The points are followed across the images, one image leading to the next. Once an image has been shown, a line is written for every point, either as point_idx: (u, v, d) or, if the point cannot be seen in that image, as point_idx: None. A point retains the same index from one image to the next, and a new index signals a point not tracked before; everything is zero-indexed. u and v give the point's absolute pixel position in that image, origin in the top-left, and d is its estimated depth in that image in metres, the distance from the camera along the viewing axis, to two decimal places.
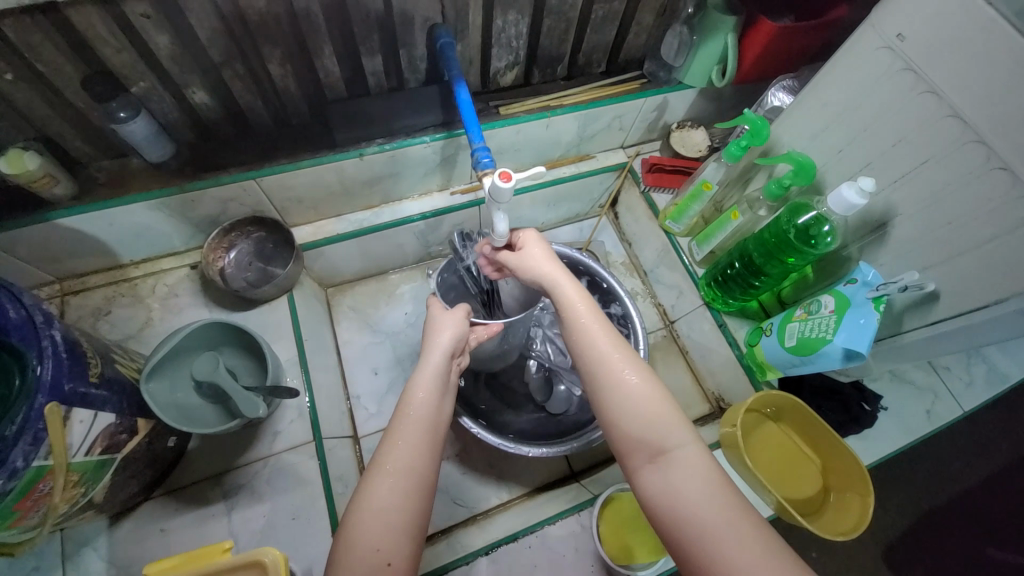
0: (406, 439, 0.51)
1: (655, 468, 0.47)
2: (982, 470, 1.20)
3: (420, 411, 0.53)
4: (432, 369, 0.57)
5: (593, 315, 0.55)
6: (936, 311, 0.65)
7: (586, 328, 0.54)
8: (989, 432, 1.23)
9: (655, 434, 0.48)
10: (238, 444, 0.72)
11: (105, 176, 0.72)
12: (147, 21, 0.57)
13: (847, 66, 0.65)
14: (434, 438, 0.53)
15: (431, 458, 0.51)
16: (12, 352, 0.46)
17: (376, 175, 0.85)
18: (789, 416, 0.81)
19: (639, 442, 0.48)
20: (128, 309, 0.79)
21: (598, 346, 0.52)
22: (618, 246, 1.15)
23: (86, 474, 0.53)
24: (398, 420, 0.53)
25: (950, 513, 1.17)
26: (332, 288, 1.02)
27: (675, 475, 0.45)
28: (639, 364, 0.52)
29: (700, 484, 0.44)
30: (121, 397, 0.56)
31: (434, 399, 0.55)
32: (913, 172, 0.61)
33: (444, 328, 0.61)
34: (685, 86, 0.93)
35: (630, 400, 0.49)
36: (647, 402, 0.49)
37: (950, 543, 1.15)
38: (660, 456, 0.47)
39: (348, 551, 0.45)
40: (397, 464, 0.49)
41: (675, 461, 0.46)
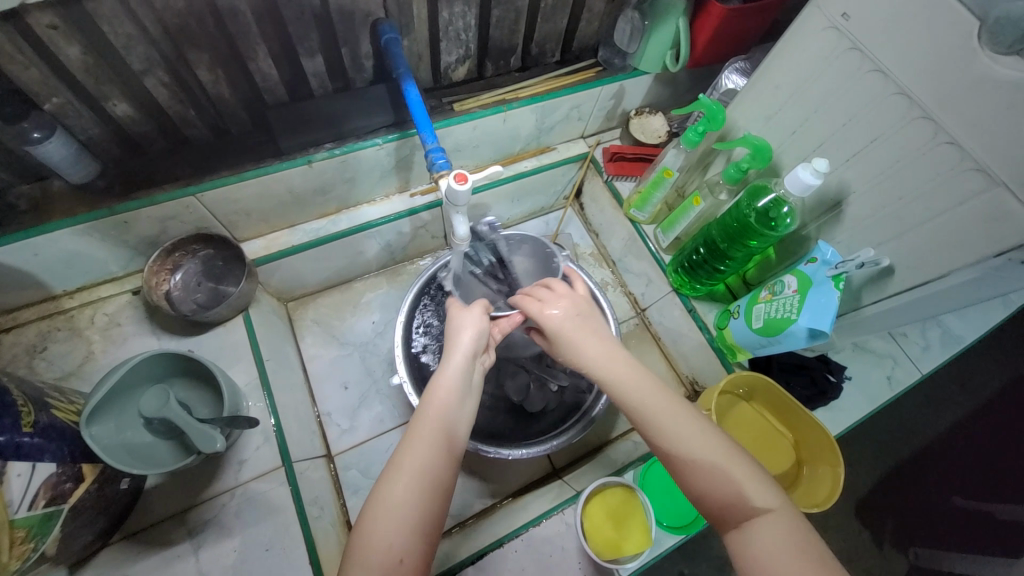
0: (426, 439, 0.49)
1: (738, 536, 0.47)
2: (938, 425, 1.27)
3: (443, 412, 0.52)
4: (456, 370, 0.55)
5: (657, 391, 0.53)
6: (892, 284, 0.67)
7: (650, 405, 0.52)
8: (942, 389, 1.30)
9: (735, 500, 0.47)
10: (202, 477, 0.68)
11: (24, 203, 0.65)
12: (54, 32, 0.52)
13: (796, 48, 0.65)
14: (457, 439, 0.51)
15: (452, 458, 0.50)
16: None
17: (328, 182, 0.81)
18: (761, 395, 0.83)
19: (720, 512, 0.48)
20: (65, 344, 0.72)
21: (666, 427, 0.51)
22: (586, 237, 1.14)
23: (33, 529, 0.49)
24: (418, 418, 0.51)
25: (914, 469, 1.23)
26: (292, 302, 0.97)
27: (759, 539, 0.45)
28: (716, 434, 0.50)
29: (788, 558, 0.44)
30: (62, 444, 0.53)
31: (456, 400, 0.52)
32: (865, 150, 0.62)
33: (463, 325, 0.59)
34: (641, 73, 0.92)
35: (710, 474, 0.48)
36: (725, 471, 0.48)
37: (916, 497, 1.21)
38: (743, 525, 0.47)
39: (360, 557, 0.44)
40: (415, 463, 0.48)
41: (758, 530, 0.46)
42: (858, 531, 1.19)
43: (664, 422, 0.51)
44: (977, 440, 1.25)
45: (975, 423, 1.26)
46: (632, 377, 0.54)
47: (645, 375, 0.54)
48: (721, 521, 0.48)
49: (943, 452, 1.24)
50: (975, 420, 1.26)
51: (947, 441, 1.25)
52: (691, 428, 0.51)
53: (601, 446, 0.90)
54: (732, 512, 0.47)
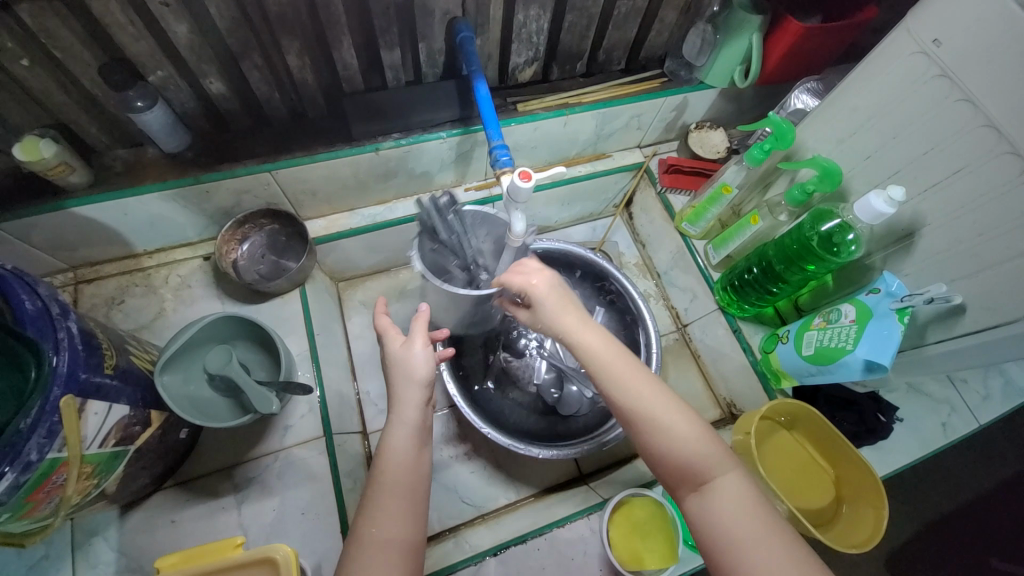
0: (385, 513, 0.52)
1: (699, 497, 0.49)
2: (990, 481, 1.19)
3: (397, 473, 0.55)
4: (405, 425, 0.57)
5: (622, 356, 0.55)
6: (962, 324, 0.64)
7: (615, 367, 0.54)
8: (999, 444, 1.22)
9: (695, 466, 0.50)
10: (249, 437, 0.72)
11: (120, 165, 0.71)
12: (166, 9, 0.56)
13: (876, 71, 0.63)
14: (415, 499, 0.54)
15: (413, 516, 0.53)
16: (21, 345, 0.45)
17: (391, 170, 0.84)
18: (803, 425, 0.80)
19: (681, 475, 0.51)
20: (141, 299, 0.78)
21: (630, 390, 0.53)
22: (632, 247, 1.14)
23: (99, 466, 0.53)
24: (376, 484, 0.54)
25: (958, 523, 1.16)
26: (343, 282, 1.01)
27: (719, 505, 0.48)
28: (676, 402, 0.53)
29: (743, 515, 0.47)
30: (136, 390, 0.56)
31: (411, 459, 0.56)
32: (943, 183, 0.60)
33: (412, 367, 0.59)
34: (706, 86, 0.91)
35: (670, 436, 0.51)
36: (683, 434, 0.51)
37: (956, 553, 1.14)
38: (703, 488, 0.49)
39: None
40: (381, 535, 0.51)
41: (718, 490, 0.49)
42: None
43: (629, 385, 0.53)
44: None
45: None
46: (600, 343, 0.55)
47: (610, 340, 0.56)
48: (681, 482, 0.51)
49: (990, 509, 1.16)
50: None
51: (998, 500, 1.17)
52: (651, 392, 0.53)
53: (630, 457, 0.90)
54: (693, 474, 0.50)
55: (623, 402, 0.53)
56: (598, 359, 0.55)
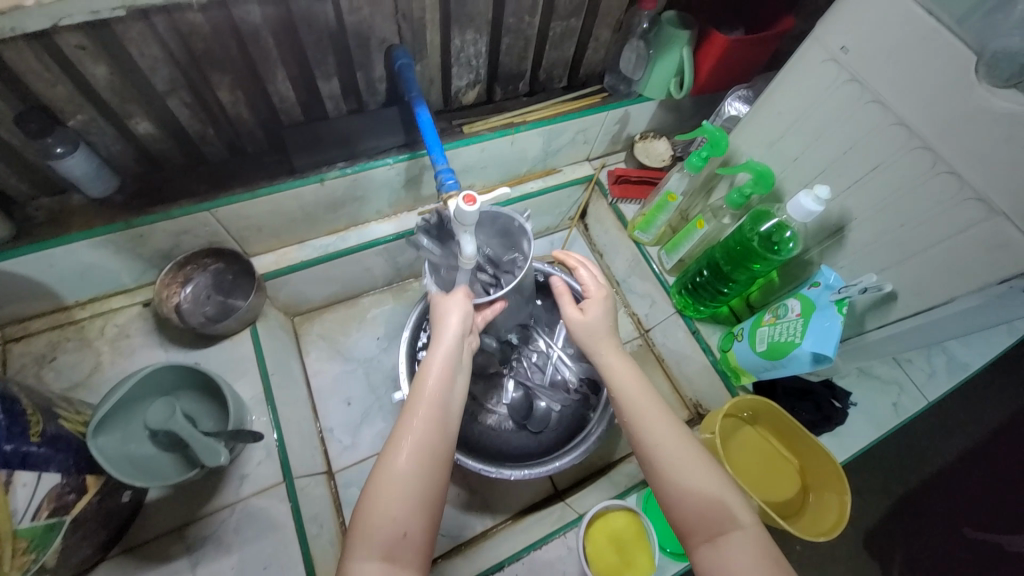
0: (424, 418, 0.53)
1: (712, 547, 0.49)
2: (944, 451, 1.26)
3: (435, 392, 0.55)
4: (445, 355, 0.57)
5: (648, 396, 0.59)
6: (895, 311, 0.67)
7: (640, 407, 0.58)
8: (947, 417, 1.30)
9: (715, 519, 0.50)
10: (202, 492, 0.68)
11: (43, 215, 0.67)
12: (82, 52, 0.54)
13: (796, 78, 0.67)
14: (448, 414, 0.54)
15: (444, 429, 0.53)
16: None
17: (340, 200, 0.83)
18: (765, 419, 0.82)
19: (697, 519, 0.51)
20: (75, 355, 0.73)
21: (658, 430, 0.56)
22: (590, 257, 1.15)
23: (35, 540, 0.48)
24: (412, 397, 0.55)
25: (921, 497, 1.21)
26: (298, 317, 0.98)
27: (730, 555, 0.48)
28: (698, 448, 0.55)
29: (756, 567, 0.47)
30: (69, 455, 0.52)
31: (450, 381, 0.56)
32: (865, 178, 0.63)
33: (451, 315, 0.60)
34: (645, 98, 0.95)
35: (684, 476, 0.53)
36: (703, 479, 0.52)
37: (923, 526, 1.19)
38: (714, 539, 0.50)
39: (365, 526, 0.47)
40: (415, 439, 0.51)
41: (733, 543, 0.49)
42: (863, 560, 1.17)
43: (654, 425, 0.56)
44: (988, 469, 1.23)
45: (980, 451, 1.25)
46: (629, 385, 0.60)
47: (642, 382, 0.61)
48: (692, 530, 0.51)
49: (948, 479, 1.23)
50: (978, 449, 1.25)
51: (954, 470, 1.24)
52: (680, 435, 0.55)
53: (604, 468, 0.90)
54: (711, 517, 0.51)
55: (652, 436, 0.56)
56: (626, 398, 0.59)
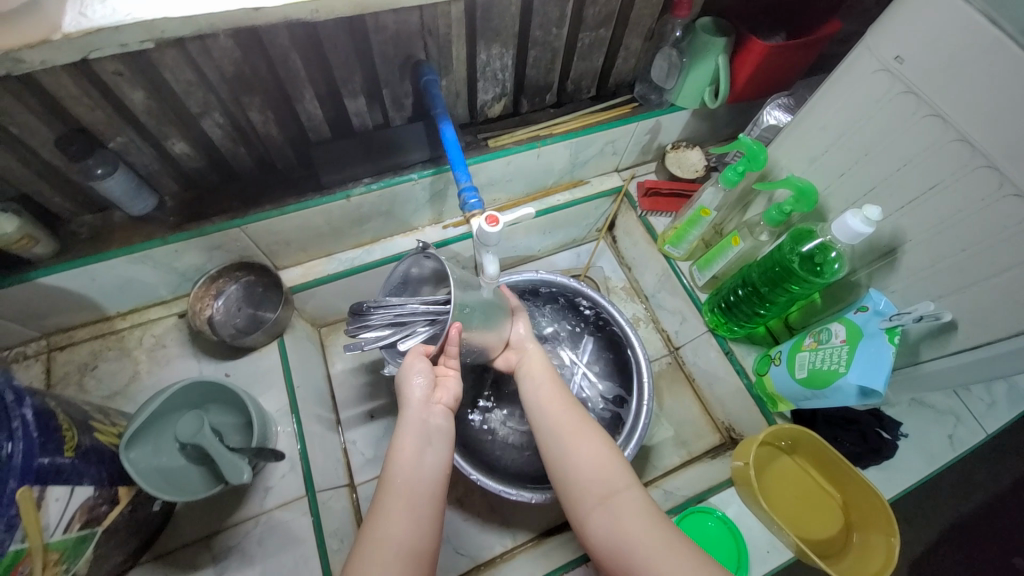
0: (394, 505, 0.52)
1: (605, 516, 0.54)
2: (1006, 483, 1.16)
3: (400, 474, 0.54)
4: (410, 426, 0.57)
5: (551, 388, 0.67)
6: (954, 341, 0.61)
7: (544, 401, 0.65)
8: (1010, 446, 1.19)
9: (605, 487, 0.56)
10: (227, 503, 0.69)
11: (87, 231, 0.70)
12: (120, 78, 0.56)
13: (843, 90, 0.62)
14: (416, 499, 0.53)
15: (415, 514, 0.51)
16: None
17: (365, 214, 0.83)
18: (804, 449, 0.77)
19: (590, 491, 0.57)
20: (115, 363, 0.76)
21: (557, 416, 0.63)
22: (618, 270, 1.12)
23: (67, 551, 0.50)
24: (384, 485, 0.54)
25: (981, 533, 1.12)
26: (325, 327, 0.99)
27: (622, 520, 0.53)
28: (590, 427, 0.62)
29: (644, 528, 0.52)
30: (101, 468, 0.54)
31: (417, 455, 0.55)
32: (921, 198, 0.58)
33: (411, 384, 0.59)
34: (678, 108, 0.91)
35: (576, 453, 0.59)
36: (592, 451, 0.59)
37: (983, 565, 1.10)
38: (604, 501, 0.55)
39: None
40: (387, 533, 0.50)
41: (622, 507, 0.54)
42: None
43: (552, 416, 0.64)
44: None
45: None
46: (540, 378, 0.69)
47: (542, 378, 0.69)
48: (588, 495, 0.56)
49: (1007, 516, 1.13)
50: None
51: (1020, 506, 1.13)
52: (570, 416, 0.63)
53: None
54: (600, 484, 0.56)
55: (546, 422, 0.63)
56: (533, 393, 0.67)
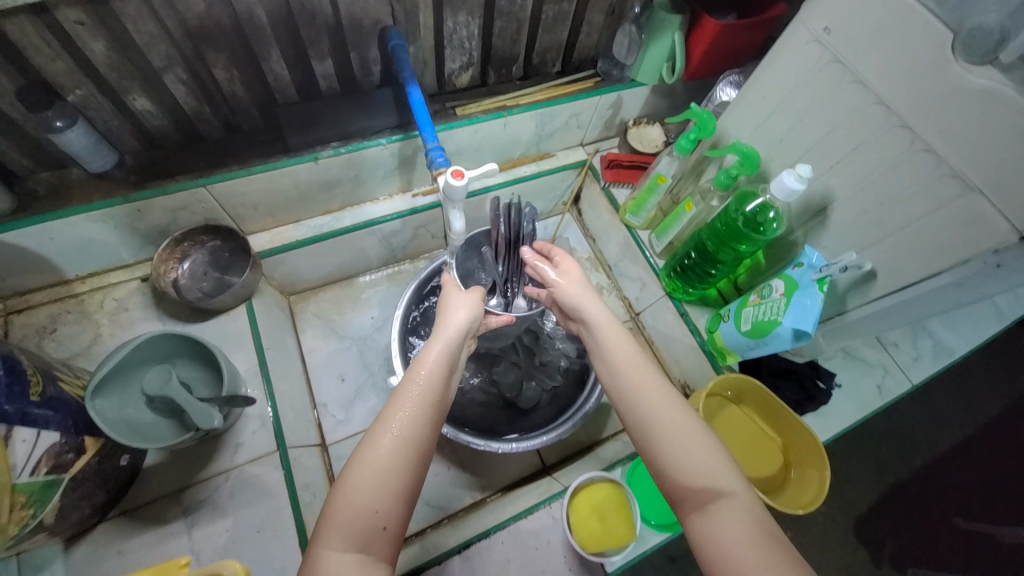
0: (417, 401, 0.49)
1: (704, 517, 0.46)
2: (936, 444, 1.27)
3: (426, 382, 0.51)
4: (445, 341, 0.55)
5: (649, 371, 0.56)
6: (875, 289, 0.68)
7: (639, 381, 0.55)
8: (938, 411, 1.31)
9: (711, 488, 0.47)
10: (197, 459, 0.69)
11: (44, 189, 0.68)
12: (81, 27, 0.55)
13: (781, 61, 0.68)
14: (440, 400, 0.51)
15: (435, 421, 0.49)
16: None
17: (334, 179, 0.84)
18: (749, 399, 0.84)
19: (694, 489, 0.48)
20: (75, 327, 0.75)
21: (655, 400, 0.53)
22: (583, 243, 1.17)
23: (33, 495, 0.50)
24: (402, 385, 0.51)
25: (912, 489, 1.23)
26: (294, 296, 1.00)
27: (728, 526, 0.45)
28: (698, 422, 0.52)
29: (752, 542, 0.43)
30: (67, 416, 0.54)
31: (444, 369, 0.53)
32: (848, 157, 0.64)
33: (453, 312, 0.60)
34: (638, 84, 0.96)
35: (678, 445, 0.50)
36: (709, 454, 0.49)
37: (914, 517, 1.21)
38: (711, 507, 0.46)
39: (340, 509, 0.44)
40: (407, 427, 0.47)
41: (728, 513, 0.46)
42: (855, 549, 1.18)
43: (648, 400, 0.53)
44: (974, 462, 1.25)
45: (969, 447, 1.27)
46: (626, 353, 0.57)
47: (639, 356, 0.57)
48: (689, 496, 0.48)
49: (935, 473, 1.24)
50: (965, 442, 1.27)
51: (946, 465, 1.25)
52: (679, 411, 0.52)
53: (593, 445, 0.92)
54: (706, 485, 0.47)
55: (638, 397, 0.53)
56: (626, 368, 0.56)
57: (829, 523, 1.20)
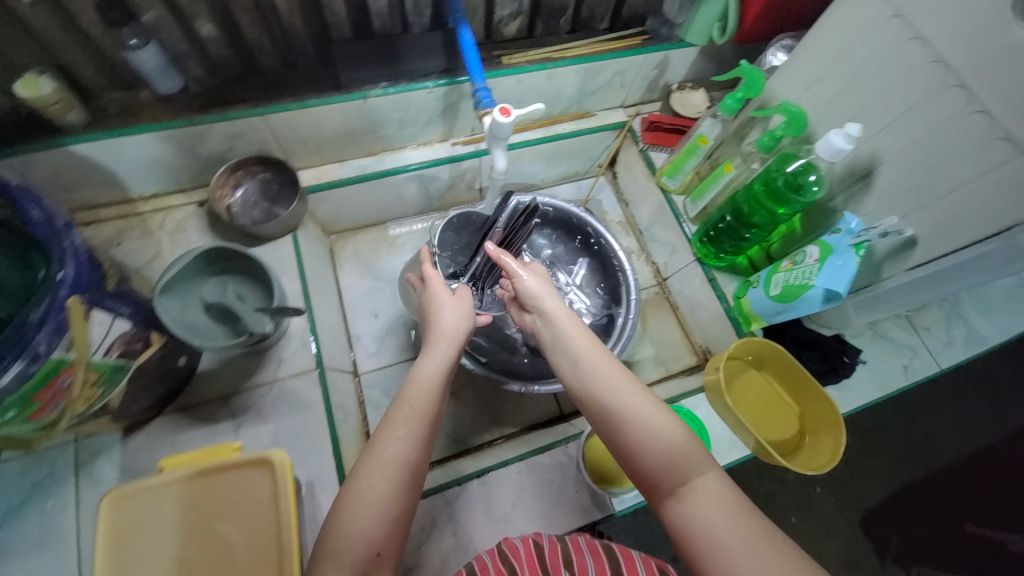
0: (406, 426, 0.52)
1: (680, 502, 0.49)
2: (955, 449, 1.26)
3: (416, 405, 0.53)
4: (437, 361, 0.58)
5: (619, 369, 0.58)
6: (914, 257, 0.69)
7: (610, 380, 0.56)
8: (964, 415, 1.29)
9: (683, 472, 0.50)
10: (243, 370, 0.75)
11: (116, 107, 0.73)
12: None
13: (840, 17, 0.66)
14: (430, 420, 0.53)
15: (425, 443, 0.52)
16: (43, 246, 0.49)
17: (380, 121, 0.87)
18: (770, 364, 0.85)
19: (668, 476, 0.50)
20: (137, 242, 0.81)
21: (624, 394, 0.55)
22: (616, 206, 1.17)
23: (104, 375, 0.55)
24: (392, 408, 0.54)
25: (926, 488, 1.23)
26: (334, 235, 1.04)
27: (701, 509, 0.47)
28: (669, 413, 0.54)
29: (725, 519, 0.46)
30: (138, 309, 0.60)
31: (435, 392, 0.55)
32: (899, 120, 0.63)
33: (444, 325, 0.62)
34: (686, 44, 0.94)
35: (650, 438, 0.52)
36: (680, 442, 0.51)
37: (923, 515, 1.21)
38: (684, 497, 0.49)
39: (339, 534, 0.47)
40: (394, 451, 0.50)
41: (701, 494, 0.48)
42: (861, 541, 1.19)
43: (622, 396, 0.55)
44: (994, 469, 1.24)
45: (990, 452, 1.25)
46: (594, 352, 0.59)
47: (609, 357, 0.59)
48: (669, 485, 0.50)
49: (949, 474, 1.24)
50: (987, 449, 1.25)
51: (962, 468, 1.24)
52: (653, 407, 0.54)
53: None
54: (674, 471, 0.50)
55: (605, 398, 0.55)
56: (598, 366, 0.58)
57: (838, 514, 1.20)
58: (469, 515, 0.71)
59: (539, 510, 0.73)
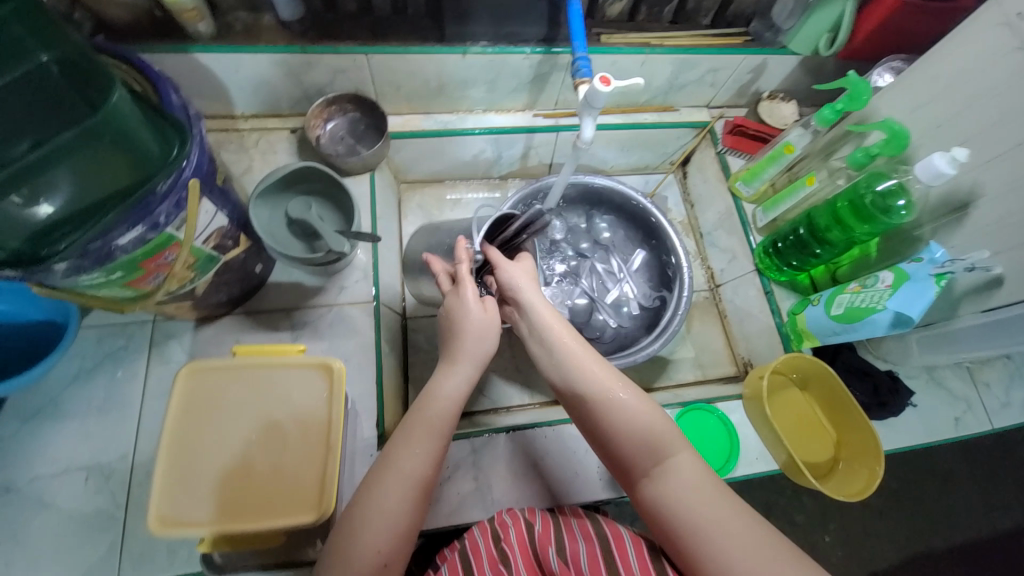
0: (419, 445, 0.54)
1: (654, 481, 0.51)
2: (986, 525, 1.19)
3: (433, 419, 0.56)
4: (459, 378, 0.58)
5: (587, 352, 0.58)
6: (997, 296, 0.70)
7: (581, 367, 0.57)
8: (1003, 494, 1.21)
9: (654, 448, 0.52)
10: (307, 289, 0.80)
11: (239, 26, 0.78)
12: None
13: (961, 41, 0.64)
14: (442, 439, 0.55)
15: (435, 462, 0.55)
16: (179, 130, 0.55)
17: (471, 79, 0.89)
18: (815, 385, 0.83)
19: (639, 453, 0.53)
20: (235, 155, 0.88)
21: (596, 376, 0.56)
22: (680, 206, 1.16)
23: (198, 262, 0.61)
24: (409, 421, 0.56)
25: (944, 558, 1.17)
26: (404, 184, 1.09)
27: (673, 483, 0.50)
28: (637, 392, 0.55)
29: (694, 492, 0.49)
30: (235, 210, 0.65)
31: (453, 407, 0.57)
32: (1008, 153, 0.61)
33: (475, 343, 0.60)
34: (788, 51, 0.92)
35: (618, 424, 0.54)
36: (648, 421, 0.53)
37: None
38: (654, 474, 0.51)
39: (353, 543, 0.50)
40: (403, 465, 0.53)
41: (672, 471, 0.51)
42: None
43: (594, 379, 0.56)
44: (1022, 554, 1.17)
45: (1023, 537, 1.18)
46: (568, 338, 0.59)
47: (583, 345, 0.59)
48: (640, 465, 0.52)
49: (974, 549, 1.18)
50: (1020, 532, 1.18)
51: (988, 546, 1.18)
52: (626, 392, 0.55)
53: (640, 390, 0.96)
54: (649, 454, 0.52)
55: (582, 386, 0.56)
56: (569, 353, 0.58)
57: (844, 566, 1.16)
58: (492, 464, 0.74)
59: (559, 474, 0.75)
